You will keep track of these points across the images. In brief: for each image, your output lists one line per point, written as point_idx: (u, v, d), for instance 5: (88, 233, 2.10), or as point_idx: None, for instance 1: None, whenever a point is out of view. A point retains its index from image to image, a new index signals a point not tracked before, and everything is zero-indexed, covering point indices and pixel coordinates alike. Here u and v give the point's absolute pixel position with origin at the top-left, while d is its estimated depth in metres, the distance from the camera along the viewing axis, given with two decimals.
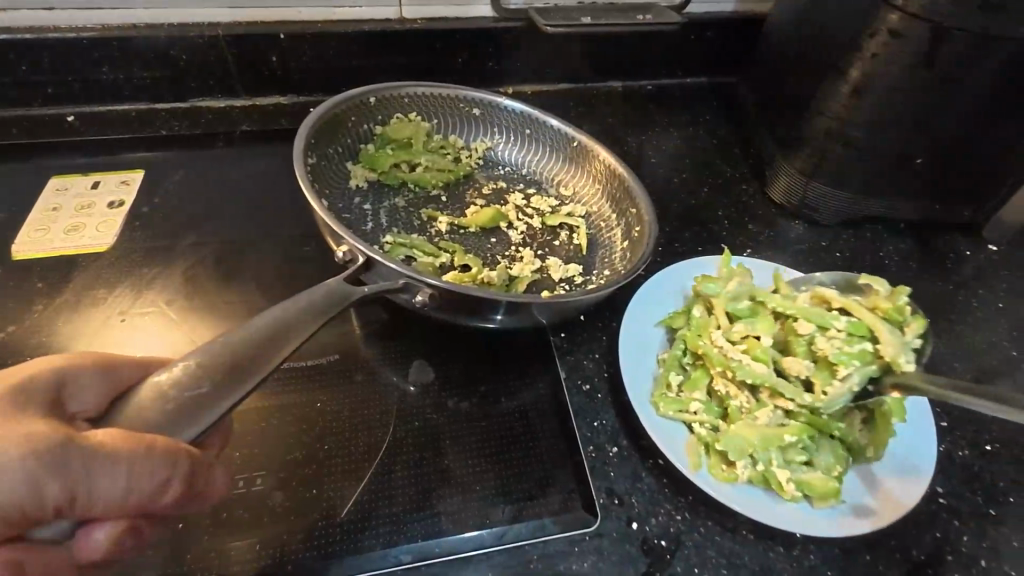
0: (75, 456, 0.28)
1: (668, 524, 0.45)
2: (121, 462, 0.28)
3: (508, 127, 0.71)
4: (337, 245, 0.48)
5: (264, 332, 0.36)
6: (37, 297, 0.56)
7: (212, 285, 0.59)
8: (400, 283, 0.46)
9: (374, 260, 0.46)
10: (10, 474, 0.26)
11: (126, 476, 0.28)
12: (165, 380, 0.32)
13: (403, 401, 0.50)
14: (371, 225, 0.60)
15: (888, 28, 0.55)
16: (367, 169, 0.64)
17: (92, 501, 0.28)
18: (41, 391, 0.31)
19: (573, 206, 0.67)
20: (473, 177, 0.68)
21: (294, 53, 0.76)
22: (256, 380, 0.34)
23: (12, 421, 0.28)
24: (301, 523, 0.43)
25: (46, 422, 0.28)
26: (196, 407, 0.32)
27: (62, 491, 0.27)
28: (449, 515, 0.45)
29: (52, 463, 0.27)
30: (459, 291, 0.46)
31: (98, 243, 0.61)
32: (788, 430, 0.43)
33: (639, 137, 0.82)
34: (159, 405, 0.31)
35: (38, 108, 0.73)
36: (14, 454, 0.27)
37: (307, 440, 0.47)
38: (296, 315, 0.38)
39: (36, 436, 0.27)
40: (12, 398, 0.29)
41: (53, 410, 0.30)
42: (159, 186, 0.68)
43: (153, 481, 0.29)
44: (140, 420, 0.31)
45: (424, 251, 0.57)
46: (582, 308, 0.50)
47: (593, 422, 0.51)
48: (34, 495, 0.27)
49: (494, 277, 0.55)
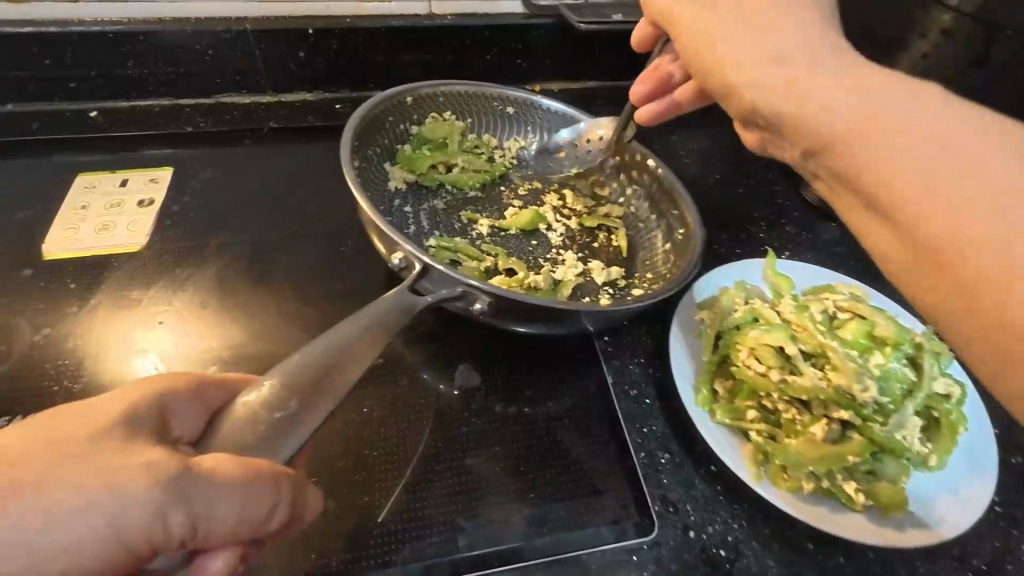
0: (194, 485, 0.28)
1: (725, 532, 0.44)
2: (234, 490, 0.29)
3: (543, 127, 0.70)
4: (392, 250, 0.48)
5: (331, 352, 0.36)
6: (71, 299, 0.55)
7: (247, 287, 0.58)
8: (458, 291, 0.45)
9: (431, 267, 0.46)
10: (141, 505, 0.27)
11: (240, 504, 0.29)
12: (255, 400, 0.33)
13: (449, 406, 0.50)
14: (412, 229, 0.59)
15: (941, 28, 0.58)
16: (406, 170, 0.62)
17: (209, 531, 0.29)
18: (146, 415, 0.30)
19: (610, 207, 0.66)
20: (509, 178, 0.67)
21: (321, 48, 0.74)
22: (331, 404, 0.35)
23: (129, 450, 0.28)
24: (355, 532, 0.42)
25: (160, 449, 0.28)
26: (285, 428, 0.33)
27: (183, 522, 0.28)
28: (506, 524, 0.44)
29: (176, 492, 0.27)
30: (516, 303, 0.46)
31: (129, 242, 0.60)
32: (850, 447, 0.42)
33: (670, 136, 0.80)
34: (252, 428, 0.33)
35: (59, 103, 0.71)
36: (141, 485, 0.27)
37: (357, 447, 0.46)
38: (362, 333, 0.38)
39: (154, 464, 0.28)
40: (122, 426, 0.29)
41: (158, 434, 0.30)
42: (188, 185, 0.67)
43: (262, 506, 0.30)
44: (239, 443, 0.32)
45: (468, 256, 0.57)
46: (631, 314, 0.50)
47: (643, 428, 0.49)
48: (160, 525, 0.27)
49: (540, 282, 0.55)
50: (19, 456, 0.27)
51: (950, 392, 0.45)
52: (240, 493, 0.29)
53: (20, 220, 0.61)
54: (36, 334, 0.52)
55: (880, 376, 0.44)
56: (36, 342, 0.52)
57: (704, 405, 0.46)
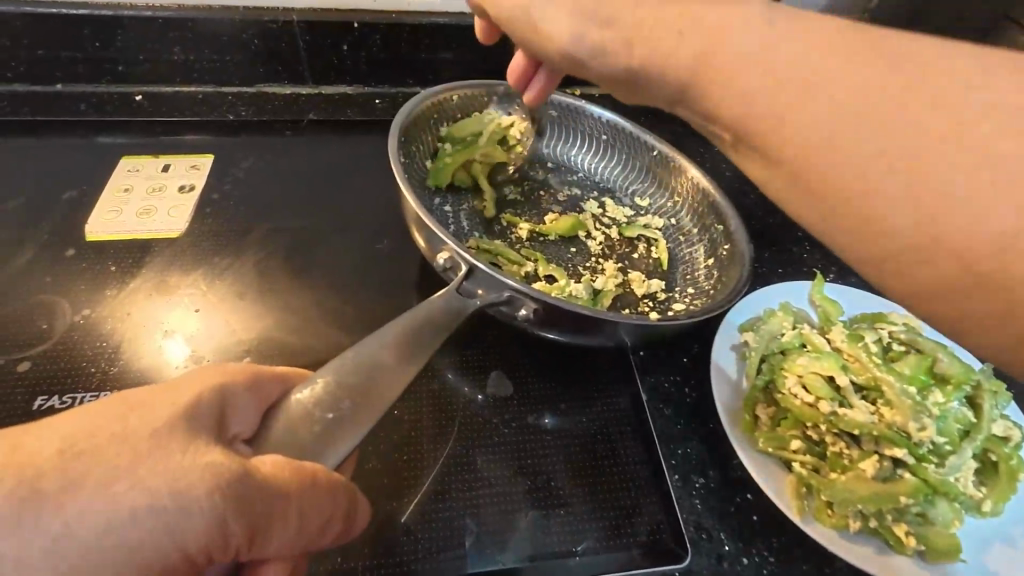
0: (254, 495, 0.28)
1: (760, 566, 0.43)
2: (292, 500, 0.29)
3: (586, 132, 0.68)
4: (437, 250, 0.48)
5: (379, 354, 0.36)
6: (111, 281, 0.56)
7: (282, 278, 0.58)
8: (506, 295, 0.44)
9: (476, 267, 0.45)
10: (200, 513, 0.26)
11: (298, 514, 0.29)
12: (307, 399, 0.33)
13: (480, 412, 0.49)
14: (451, 230, 0.59)
15: None
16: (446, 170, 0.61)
17: (266, 542, 0.29)
18: (207, 411, 0.30)
19: (651, 218, 0.65)
20: (548, 183, 0.66)
21: (365, 42, 0.74)
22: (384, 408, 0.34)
23: (192, 451, 0.27)
24: (380, 537, 0.42)
25: (219, 452, 0.28)
26: (335, 430, 0.32)
27: (242, 532, 0.28)
28: (534, 539, 0.43)
29: (234, 501, 0.27)
30: (566, 312, 0.44)
31: (169, 228, 0.60)
32: (903, 487, 0.39)
33: (712, 148, 0.78)
34: (307, 428, 0.32)
35: (107, 85, 0.72)
36: (201, 492, 0.26)
37: (386, 449, 0.46)
38: (412, 336, 0.38)
39: (215, 469, 0.27)
40: (186, 423, 0.29)
41: (218, 433, 0.30)
42: (227, 174, 0.67)
43: (316, 513, 0.30)
44: (295, 446, 0.32)
45: (509, 260, 0.56)
46: (674, 331, 0.49)
47: (677, 449, 0.48)
48: (218, 534, 0.27)
49: (581, 290, 0.53)
50: (85, 449, 0.26)
51: (1011, 435, 0.43)
52: (299, 503, 0.29)
53: (67, 200, 0.62)
54: (77, 316, 0.53)
55: (939, 416, 0.42)
56: (75, 322, 0.52)
57: (746, 430, 0.44)
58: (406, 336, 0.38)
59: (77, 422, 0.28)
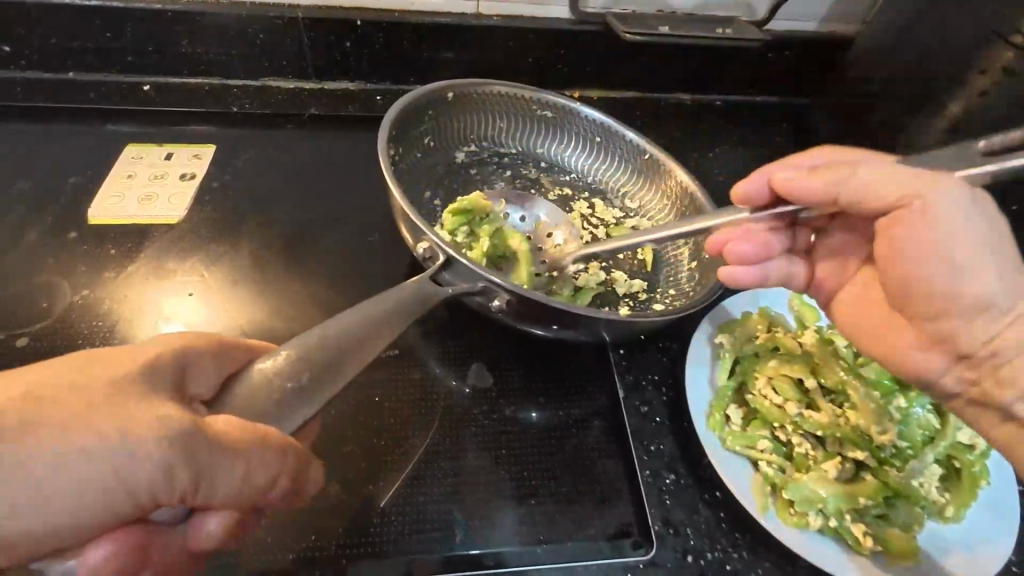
0: (202, 446, 0.29)
1: (724, 561, 0.44)
2: (240, 455, 0.31)
3: (580, 133, 0.70)
4: (418, 239, 0.50)
5: (351, 333, 0.38)
6: (111, 264, 0.58)
7: (275, 267, 0.60)
8: (479, 286, 0.46)
9: (454, 259, 0.46)
10: (149, 460, 0.28)
11: (243, 471, 0.31)
12: (268, 368, 0.35)
13: (459, 403, 0.50)
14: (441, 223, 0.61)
15: (1002, 66, 0.54)
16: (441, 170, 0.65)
17: (211, 493, 0.30)
18: (166, 371, 0.32)
19: (639, 220, 0.66)
20: (539, 182, 0.68)
21: (367, 40, 0.75)
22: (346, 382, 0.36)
23: (147, 404, 0.30)
24: (354, 519, 0.43)
25: (173, 408, 0.30)
26: (295, 400, 0.34)
27: (188, 481, 0.29)
28: (502, 525, 0.44)
29: (183, 451, 0.29)
30: (531, 305, 0.46)
31: (168, 215, 0.62)
32: (862, 490, 0.41)
33: (705, 153, 0.79)
34: (264, 396, 0.34)
35: (116, 75, 0.74)
36: (151, 439, 0.28)
37: (363, 433, 0.47)
38: (383, 317, 0.40)
39: (167, 421, 0.29)
40: (144, 379, 0.31)
41: (175, 392, 0.32)
42: (228, 164, 0.69)
43: (265, 472, 0.32)
44: (248, 410, 0.34)
45: (493, 255, 0.59)
46: (650, 328, 0.50)
47: (650, 445, 0.49)
48: (166, 480, 0.29)
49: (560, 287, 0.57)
50: (43, 398, 0.28)
51: (974, 443, 0.44)
52: (246, 458, 0.31)
53: (72, 184, 0.65)
54: (75, 296, 0.55)
55: (899, 421, 0.44)
56: (74, 302, 0.54)
57: (716, 429, 0.45)
58: (376, 317, 0.40)
59: (39, 374, 0.29)
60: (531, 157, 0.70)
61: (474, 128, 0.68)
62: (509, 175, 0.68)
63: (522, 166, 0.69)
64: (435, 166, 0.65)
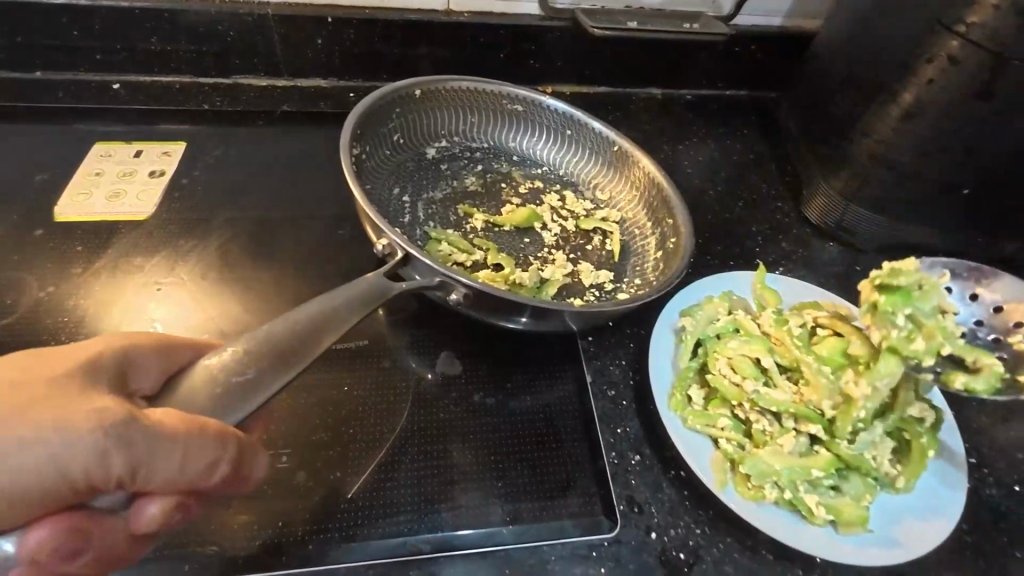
0: (137, 434, 0.31)
1: (687, 537, 0.45)
2: (176, 442, 0.32)
3: (549, 127, 0.71)
4: (377, 236, 0.50)
5: (308, 323, 0.39)
6: (77, 261, 0.57)
7: (245, 262, 0.60)
8: (435, 280, 0.48)
9: (412, 255, 0.48)
10: (84, 447, 0.30)
11: (179, 457, 0.32)
12: (215, 364, 0.36)
13: (427, 390, 0.51)
14: (408, 218, 0.61)
15: (948, 54, 0.54)
16: (409, 165, 0.65)
17: (148, 478, 0.32)
18: (109, 367, 0.34)
19: (608, 210, 0.67)
20: (510, 176, 0.68)
21: (339, 36, 0.75)
22: (293, 372, 0.37)
23: (88, 397, 0.32)
24: (322, 504, 0.44)
25: (112, 399, 0.32)
26: (242, 392, 0.35)
27: (124, 467, 0.31)
28: (468, 510, 0.45)
29: (116, 439, 0.30)
30: (482, 298, 0.48)
31: (137, 211, 0.62)
32: (815, 463, 0.43)
33: (674, 145, 0.81)
34: (207, 390, 0.35)
35: (85, 73, 0.73)
36: (87, 428, 0.30)
37: (331, 423, 0.48)
38: (340, 309, 0.41)
39: (104, 411, 0.31)
40: (87, 374, 0.33)
41: (117, 386, 0.34)
42: (198, 161, 0.69)
43: (202, 461, 0.33)
44: (192, 403, 0.35)
45: (459, 248, 0.59)
46: (611, 317, 0.51)
47: (616, 428, 0.50)
48: (101, 466, 0.30)
49: (525, 279, 0.57)
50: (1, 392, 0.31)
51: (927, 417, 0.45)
52: (183, 443, 0.32)
53: (38, 182, 0.64)
54: (41, 292, 0.55)
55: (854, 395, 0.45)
56: (38, 298, 0.54)
57: (677, 409, 0.46)
58: (329, 310, 0.41)
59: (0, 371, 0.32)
60: (499, 156, 0.70)
61: (443, 125, 0.69)
62: (480, 169, 0.68)
63: (492, 161, 0.69)
64: (405, 162, 0.65)
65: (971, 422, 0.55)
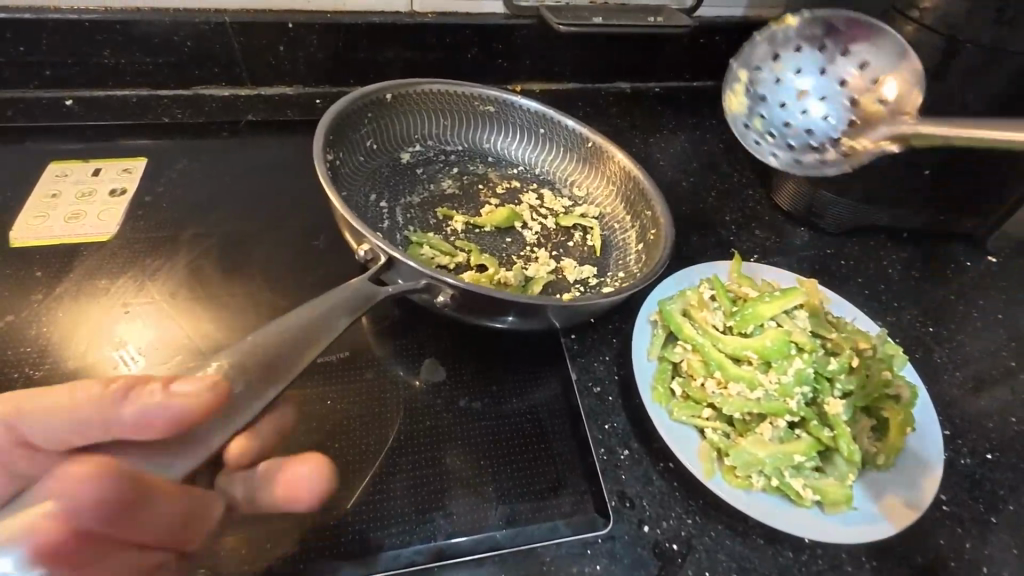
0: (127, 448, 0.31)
1: (679, 527, 0.45)
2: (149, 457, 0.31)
3: (522, 126, 0.70)
4: (358, 242, 0.50)
5: (294, 332, 0.39)
6: (37, 287, 0.55)
7: (216, 278, 0.58)
8: (422, 283, 0.47)
9: (397, 260, 0.47)
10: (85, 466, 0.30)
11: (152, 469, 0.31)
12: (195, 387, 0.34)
13: (413, 398, 0.50)
14: (387, 225, 0.60)
15: (904, 39, 0.56)
16: (386, 173, 0.65)
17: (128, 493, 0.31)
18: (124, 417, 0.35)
19: (587, 206, 0.67)
20: (487, 177, 0.68)
21: (301, 42, 0.73)
22: (279, 389, 0.36)
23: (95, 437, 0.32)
24: (311, 521, 0.43)
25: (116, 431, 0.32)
26: (224, 414, 0.33)
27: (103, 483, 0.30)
28: (459, 517, 0.44)
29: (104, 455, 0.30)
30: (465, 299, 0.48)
31: (99, 232, 0.60)
32: (797, 448, 0.43)
33: (645, 139, 0.81)
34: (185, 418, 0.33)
35: (35, 90, 0.70)
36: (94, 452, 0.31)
37: (316, 438, 0.47)
38: (325, 317, 0.41)
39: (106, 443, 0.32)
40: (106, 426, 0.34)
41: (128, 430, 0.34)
42: (162, 177, 0.67)
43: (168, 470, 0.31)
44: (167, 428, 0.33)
45: (442, 251, 0.58)
46: (597, 311, 0.50)
47: (604, 424, 0.50)
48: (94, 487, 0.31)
49: (511, 277, 0.57)
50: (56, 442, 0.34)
51: (900, 393, 0.47)
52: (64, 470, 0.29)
53: None
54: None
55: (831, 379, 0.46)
56: None
57: (661, 401, 0.46)
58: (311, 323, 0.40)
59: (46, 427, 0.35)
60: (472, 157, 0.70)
61: (417, 128, 0.68)
62: (456, 172, 0.68)
63: (468, 163, 0.69)
64: (379, 167, 0.64)
65: (940, 395, 0.57)
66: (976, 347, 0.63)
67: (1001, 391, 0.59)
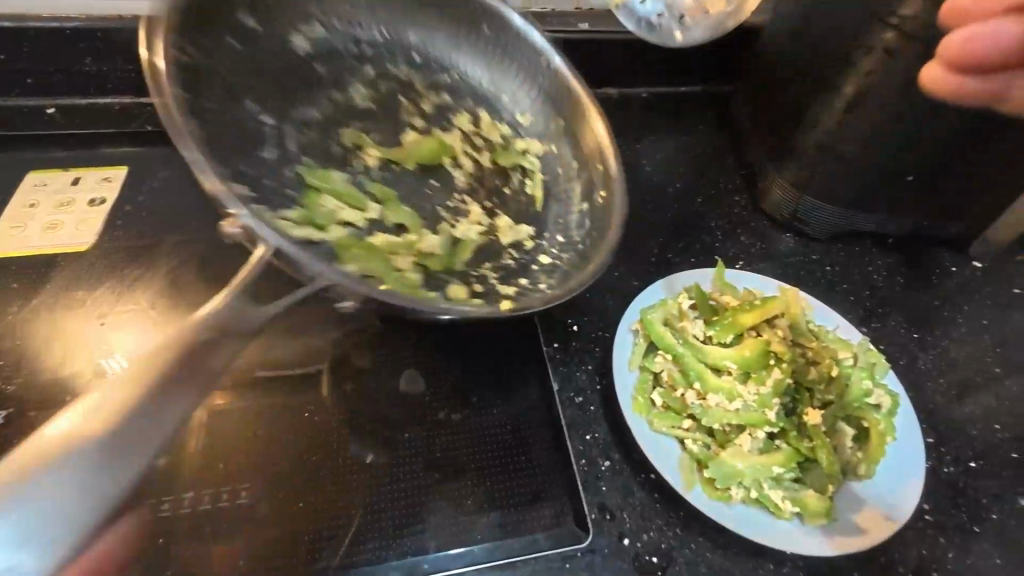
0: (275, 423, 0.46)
1: (659, 540, 0.45)
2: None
3: (476, 54, 0.67)
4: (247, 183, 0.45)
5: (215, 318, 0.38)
6: (14, 299, 0.55)
7: (195, 288, 0.58)
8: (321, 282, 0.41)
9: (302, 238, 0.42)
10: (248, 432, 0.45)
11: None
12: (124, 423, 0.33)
13: (392, 410, 0.49)
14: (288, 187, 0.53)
15: (884, 46, 0.55)
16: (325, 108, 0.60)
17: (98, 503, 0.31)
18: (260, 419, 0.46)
19: (528, 145, 0.65)
20: (413, 87, 0.65)
21: None
22: (203, 388, 0.36)
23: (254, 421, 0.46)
24: (287, 536, 0.42)
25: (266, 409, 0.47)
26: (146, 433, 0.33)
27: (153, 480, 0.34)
28: (438, 531, 0.44)
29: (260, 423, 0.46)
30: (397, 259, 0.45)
31: (77, 242, 0.60)
32: (777, 459, 0.43)
33: (632, 144, 0.81)
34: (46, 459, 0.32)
35: (16, 98, 0.69)
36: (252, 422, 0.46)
37: (294, 451, 0.46)
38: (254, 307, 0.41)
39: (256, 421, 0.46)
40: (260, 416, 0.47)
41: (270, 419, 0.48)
42: (143, 185, 0.66)
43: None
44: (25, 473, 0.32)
45: (348, 202, 0.55)
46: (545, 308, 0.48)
47: (585, 435, 0.50)
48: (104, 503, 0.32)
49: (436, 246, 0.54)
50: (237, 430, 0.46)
51: (880, 403, 0.46)
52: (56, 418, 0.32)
53: None
54: None
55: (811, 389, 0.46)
56: None
57: (641, 412, 0.46)
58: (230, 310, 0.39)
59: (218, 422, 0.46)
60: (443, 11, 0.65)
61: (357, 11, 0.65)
62: (372, 74, 0.64)
63: (407, 87, 0.65)
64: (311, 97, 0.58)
65: (924, 403, 0.57)
66: (961, 353, 0.63)
67: (985, 398, 0.59)
